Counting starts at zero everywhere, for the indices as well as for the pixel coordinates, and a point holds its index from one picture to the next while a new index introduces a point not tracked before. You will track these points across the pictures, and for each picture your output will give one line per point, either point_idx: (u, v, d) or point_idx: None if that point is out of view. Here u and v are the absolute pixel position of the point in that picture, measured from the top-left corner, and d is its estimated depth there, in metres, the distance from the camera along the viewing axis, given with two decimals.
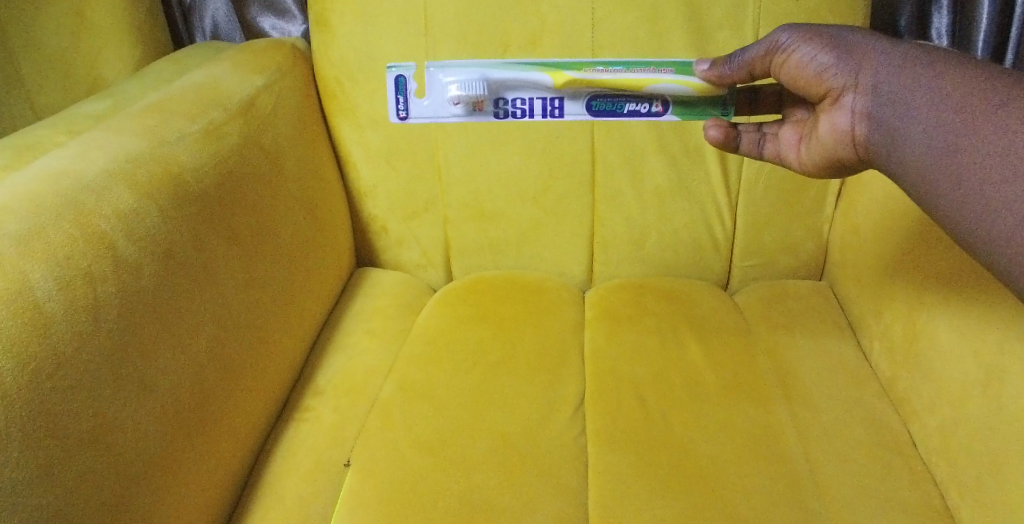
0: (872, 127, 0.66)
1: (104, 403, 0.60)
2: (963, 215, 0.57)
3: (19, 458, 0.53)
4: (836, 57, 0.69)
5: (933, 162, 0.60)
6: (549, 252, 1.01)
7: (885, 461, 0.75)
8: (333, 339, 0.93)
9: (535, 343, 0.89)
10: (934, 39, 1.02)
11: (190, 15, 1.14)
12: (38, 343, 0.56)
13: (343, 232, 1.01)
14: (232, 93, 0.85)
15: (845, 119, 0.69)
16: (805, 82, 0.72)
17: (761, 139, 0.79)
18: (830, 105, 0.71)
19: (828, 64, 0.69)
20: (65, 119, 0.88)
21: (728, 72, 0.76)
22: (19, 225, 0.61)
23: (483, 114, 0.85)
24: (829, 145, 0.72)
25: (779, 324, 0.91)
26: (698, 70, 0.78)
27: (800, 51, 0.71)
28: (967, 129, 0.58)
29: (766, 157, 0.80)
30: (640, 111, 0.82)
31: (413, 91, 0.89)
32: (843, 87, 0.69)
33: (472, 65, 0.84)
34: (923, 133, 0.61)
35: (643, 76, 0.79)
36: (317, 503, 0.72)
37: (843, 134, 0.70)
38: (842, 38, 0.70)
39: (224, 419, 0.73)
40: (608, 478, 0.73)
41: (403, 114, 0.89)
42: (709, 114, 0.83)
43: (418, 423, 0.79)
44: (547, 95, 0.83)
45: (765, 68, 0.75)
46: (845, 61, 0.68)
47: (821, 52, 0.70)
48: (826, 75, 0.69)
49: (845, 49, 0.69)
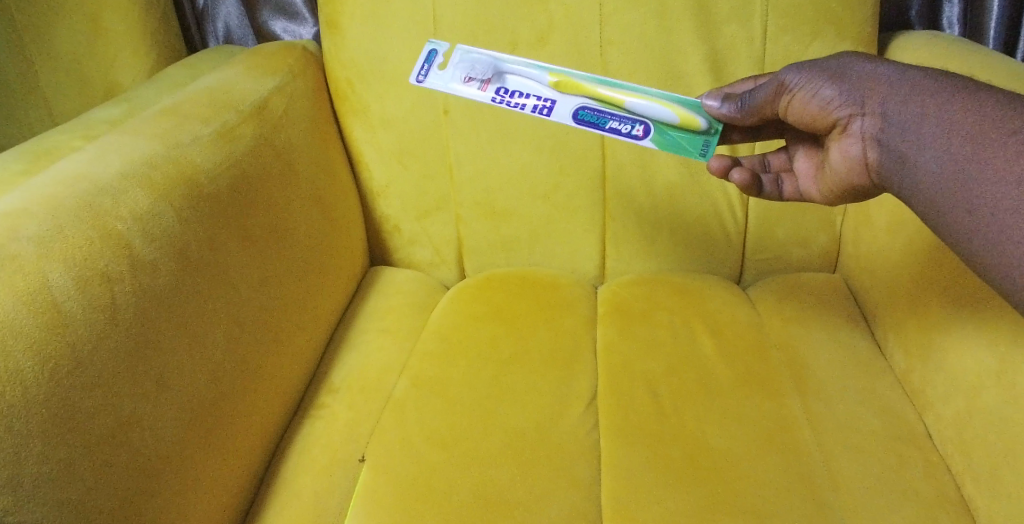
0: (883, 154, 0.66)
1: (124, 401, 0.61)
2: (978, 239, 0.58)
3: (40, 452, 0.55)
4: (841, 90, 0.69)
5: (945, 185, 0.60)
6: (560, 248, 1.01)
7: (900, 452, 0.75)
8: (347, 336, 0.94)
9: (546, 339, 0.89)
10: (945, 28, 1.01)
11: (204, 21, 1.15)
12: (57, 340, 0.58)
13: (356, 231, 1.01)
14: (245, 96, 0.86)
15: (857, 147, 0.69)
16: (811, 117, 0.72)
17: (778, 179, 0.81)
18: (840, 134, 0.71)
19: (833, 97, 0.69)
20: (83, 124, 0.90)
21: (740, 115, 0.76)
22: (39, 226, 0.62)
23: (483, 93, 0.81)
24: (844, 173, 0.72)
25: (792, 317, 0.91)
26: (708, 106, 0.77)
27: (804, 88, 0.71)
28: (978, 156, 0.58)
29: (786, 197, 0.81)
30: (620, 130, 0.78)
31: (439, 62, 0.86)
32: (850, 116, 0.68)
33: (492, 55, 0.84)
34: (933, 159, 0.61)
35: (631, 94, 0.79)
36: (333, 497, 0.73)
37: (856, 161, 0.70)
38: (847, 69, 0.69)
39: (242, 421, 0.74)
40: (621, 470, 0.73)
41: (421, 78, 0.86)
42: (684, 149, 0.78)
43: (431, 418, 0.79)
44: (543, 99, 0.80)
45: (774, 111, 0.75)
46: (849, 92, 0.68)
47: (824, 86, 0.70)
48: (832, 108, 0.69)
49: (849, 80, 0.69)
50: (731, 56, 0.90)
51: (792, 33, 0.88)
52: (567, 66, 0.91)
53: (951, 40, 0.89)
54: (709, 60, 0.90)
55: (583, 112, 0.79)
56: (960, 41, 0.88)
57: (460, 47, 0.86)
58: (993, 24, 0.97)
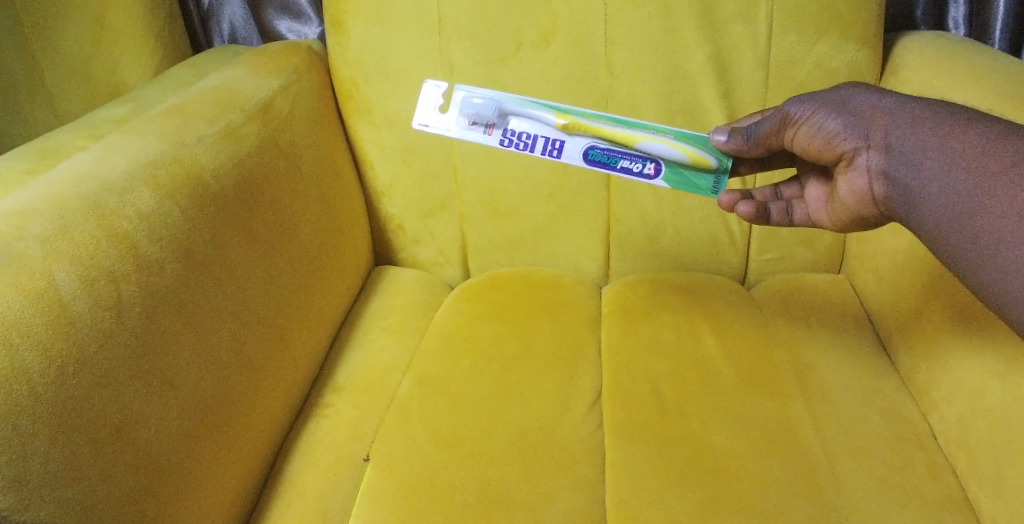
0: (889, 187, 0.68)
1: (131, 399, 0.62)
2: (984, 269, 0.60)
3: (47, 451, 0.55)
4: (845, 123, 0.71)
5: (949, 215, 0.63)
6: (565, 248, 1.01)
7: (905, 453, 0.74)
8: (352, 335, 0.94)
9: (550, 339, 0.89)
10: (950, 28, 1.00)
11: (208, 21, 1.15)
12: (62, 339, 0.58)
13: (361, 230, 1.01)
14: (250, 95, 0.87)
15: (862, 180, 0.71)
16: (816, 150, 0.73)
17: (789, 206, 0.81)
18: (845, 167, 0.72)
19: (838, 130, 0.71)
20: (88, 124, 0.90)
21: (746, 147, 0.78)
22: (45, 226, 0.63)
23: (491, 138, 0.85)
24: (851, 205, 0.74)
25: (796, 317, 0.91)
26: (715, 141, 0.80)
27: (809, 120, 0.73)
28: (980, 188, 0.61)
29: (797, 223, 0.81)
30: (631, 170, 0.82)
31: (440, 107, 0.90)
32: (855, 149, 0.70)
33: (496, 95, 0.87)
34: (935, 192, 0.64)
35: (640, 134, 0.82)
36: (337, 496, 0.74)
37: (863, 194, 0.71)
38: (848, 101, 0.71)
39: (248, 420, 0.75)
40: (625, 470, 0.73)
41: (424, 123, 0.90)
42: (697, 185, 0.83)
43: (435, 417, 0.80)
44: (552, 140, 0.84)
45: (778, 143, 0.76)
46: (854, 126, 0.70)
47: (829, 120, 0.72)
48: (837, 141, 0.71)
49: (852, 113, 0.70)
50: (735, 56, 0.90)
51: (798, 32, 0.88)
52: (571, 65, 0.91)
53: (956, 41, 0.88)
54: (714, 60, 0.89)
55: (593, 154, 0.83)
56: (965, 42, 0.88)
57: (458, 87, 0.89)
58: (999, 24, 0.97)
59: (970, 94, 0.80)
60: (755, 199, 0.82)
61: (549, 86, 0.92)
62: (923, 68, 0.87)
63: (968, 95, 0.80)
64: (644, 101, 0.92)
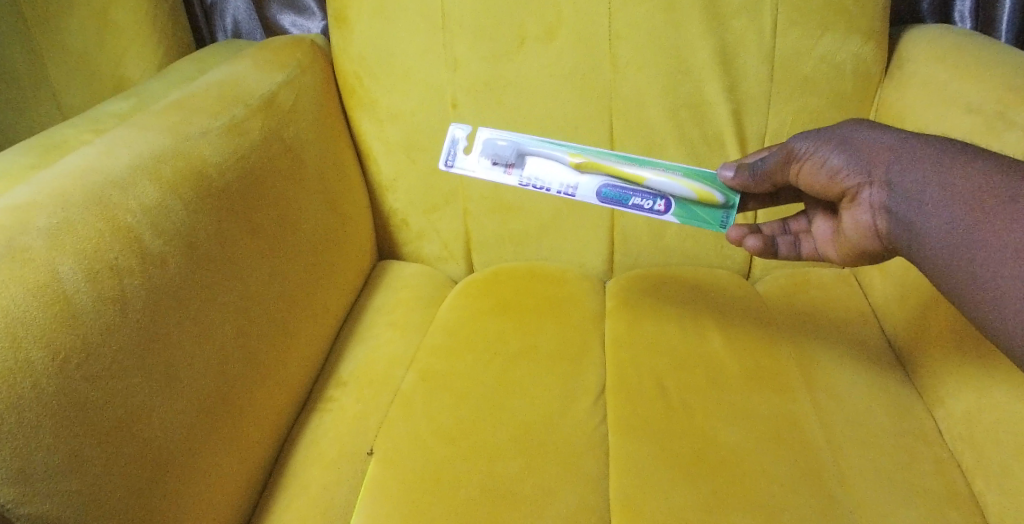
0: (891, 222, 0.69)
1: (135, 393, 0.62)
2: (983, 304, 0.61)
3: (50, 444, 0.55)
4: (848, 159, 0.71)
5: (948, 249, 0.63)
6: (569, 243, 1.01)
7: (910, 448, 0.74)
8: (355, 330, 0.94)
9: (554, 334, 0.89)
10: (956, 22, 1.00)
11: (212, 15, 1.15)
12: (67, 332, 0.58)
13: (365, 225, 1.01)
14: (253, 90, 0.87)
15: (866, 215, 0.72)
16: (821, 187, 0.74)
17: (796, 240, 0.83)
18: (849, 203, 0.73)
19: (841, 167, 0.72)
20: (92, 119, 0.90)
21: (752, 183, 0.78)
22: (49, 220, 0.62)
23: (510, 178, 0.85)
24: (857, 239, 0.75)
25: (802, 313, 0.90)
26: (724, 177, 0.79)
27: (812, 157, 0.74)
28: (979, 223, 0.61)
29: (805, 257, 0.83)
30: (643, 206, 0.81)
31: (464, 149, 0.89)
32: (858, 185, 0.71)
33: (514, 135, 0.87)
34: (935, 227, 0.64)
35: (653, 171, 0.82)
36: (341, 491, 0.74)
37: (867, 228, 0.72)
38: (851, 138, 0.72)
39: (252, 414, 0.75)
40: (629, 465, 0.73)
41: (449, 164, 0.89)
42: (708, 222, 0.81)
43: (439, 412, 0.79)
44: (565, 180, 0.84)
45: (784, 179, 0.77)
46: (856, 162, 0.71)
47: (832, 156, 0.72)
48: (840, 177, 0.72)
49: (854, 149, 0.71)
50: (740, 50, 0.89)
51: (803, 26, 0.87)
52: (575, 59, 0.91)
53: (963, 34, 0.88)
54: (719, 54, 0.89)
55: (603, 191, 0.83)
56: (972, 36, 0.88)
57: (484, 129, 0.89)
58: (1005, 18, 0.96)
59: (977, 87, 0.80)
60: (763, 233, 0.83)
61: (553, 81, 0.92)
62: (928, 60, 0.86)
63: (974, 88, 0.80)
64: (649, 95, 0.92)
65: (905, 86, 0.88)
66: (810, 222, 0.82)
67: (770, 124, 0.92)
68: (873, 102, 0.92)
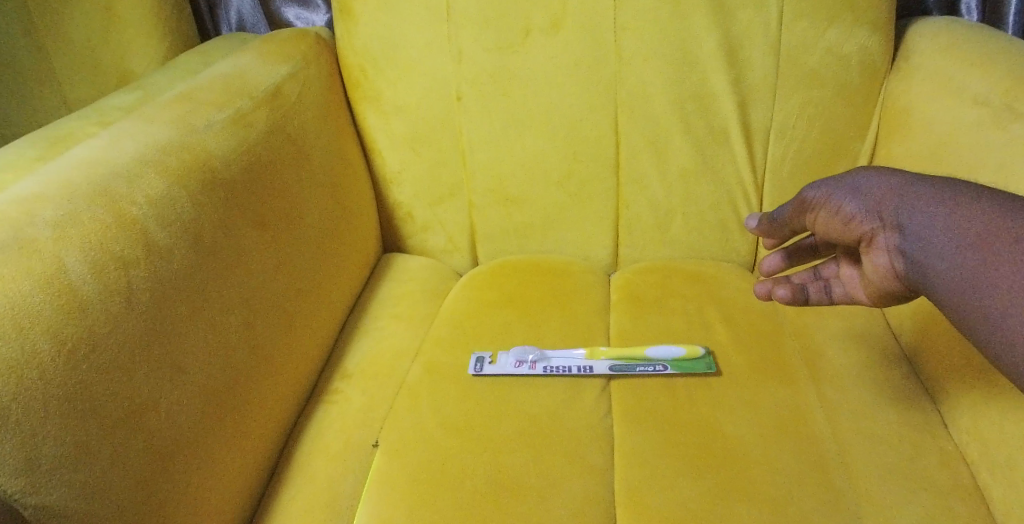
0: (910, 267, 0.66)
1: (141, 386, 0.62)
2: (1008, 350, 0.59)
3: (57, 434, 0.55)
4: (860, 205, 0.70)
5: (965, 294, 0.61)
6: (573, 235, 1.01)
7: (916, 440, 0.74)
8: (361, 322, 0.94)
9: (559, 326, 0.89)
10: (964, 14, 0.99)
11: (216, 8, 1.15)
12: (74, 322, 0.58)
13: (370, 218, 1.01)
14: (258, 83, 0.87)
15: (884, 259, 0.68)
16: (838, 231, 0.72)
17: (827, 284, 0.80)
18: (868, 247, 0.70)
19: (854, 213, 0.70)
20: (97, 111, 0.90)
21: (773, 230, 0.82)
22: (55, 212, 0.63)
23: None
24: (879, 283, 0.71)
25: (807, 306, 0.90)
26: (749, 225, 0.84)
27: (826, 204, 0.73)
28: (988, 264, 0.60)
29: (837, 301, 0.80)
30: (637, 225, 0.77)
31: None
32: (873, 230, 0.69)
33: None
34: (952, 272, 0.62)
35: None
36: (346, 482, 0.74)
37: (887, 272, 0.69)
38: (860, 183, 0.70)
39: (258, 406, 0.75)
40: (634, 456, 0.73)
41: None
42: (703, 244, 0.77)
43: (444, 404, 0.80)
44: None
45: (803, 225, 0.78)
46: (868, 207, 0.69)
47: (844, 201, 0.71)
48: (855, 224, 0.70)
49: (865, 195, 0.69)
50: (746, 42, 0.89)
51: (809, 17, 0.87)
52: (580, 52, 0.91)
53: (970, 26, 0.88)
54: (724, 45, 0.89)
55: None
56: (980, 27, 0.87)
57: None
58: (1014, 9, 0.96)
59: (982, 78, 0.79)
60: (793, 281, 0.83)
61: (558, 73, 0.92)
62: (934, 52, 0.86)
63: (980, 80, 0.79)
64: (654, 87, 0.92)
65: (912, 79, 0.87)
66: (838, 267, 0.79)
67: (776, 116, 0.92)
68: (880, 95, 0.91)
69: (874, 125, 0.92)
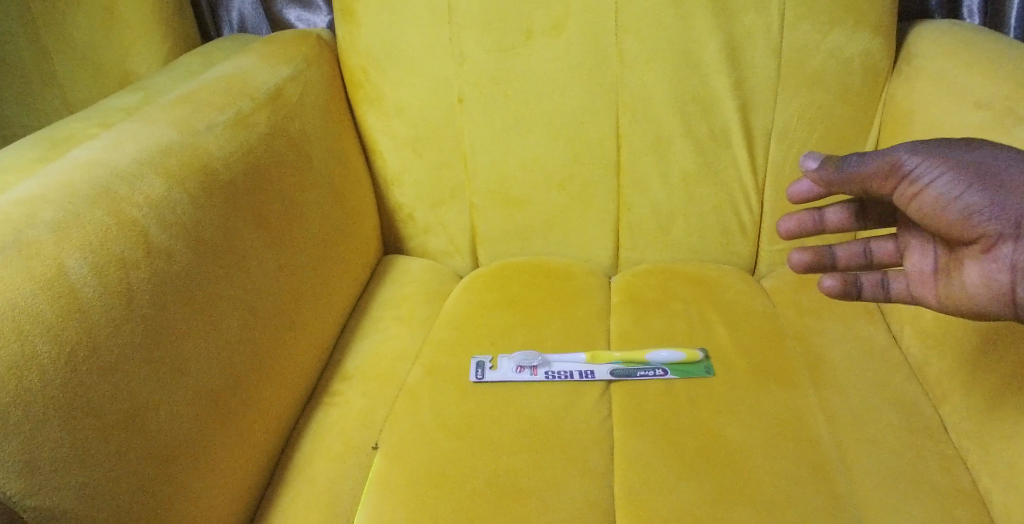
0: None
1: (141, 387, 0.62)
2: None
3: (57, 436, 0.55)
4: (991, 199, 0.60)
5: None
6: (574, 238, 1.01)
7: (916, 445, 0.74)
8: (361, 324, 0.94)
9: (559, 328, 0.89)
10: (966, 17, 0.99)
11: (218, 9, 1.15)
12: (73, 325, 0.58)
13: (371, 219, 1.01)
14: (260, 84, 0.87)
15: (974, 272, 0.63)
16: (943, 220, 0.62)
17: (886, 279, 0.71)
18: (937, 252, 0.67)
19: (980, 206, 0.60)
20: (98, 113, 0.90)
21: (836, 180, 0.69)
22: (56, 213, 0.63)
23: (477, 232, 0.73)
24: (971, 297, 0.64)
25: (808, 309, 0.90)
26: (805, 166, 0.72)
27: (937, 184, 0.62)
28: None
29: (894, 298, 0.71)
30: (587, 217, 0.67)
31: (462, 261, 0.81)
32: (998, 234, 0.60)
33: None
34: None
35: None
36: (345, 485, 0.73)
37: (989, 288, 0.62)
38: (987, 170, 0.61)
39: (258, 408, 0.75)
40: (634, 460, 0.73)
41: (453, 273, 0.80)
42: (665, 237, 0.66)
43: (444, 406, 0.80)
44: None
45: (883, 189, 0.66)
46: (1000, 202, 0.59)
47: (966, 188, 0.61)
48: (976, 220, 0.60)
49: (999, 188, 0.60)
50: (748, 44, 0.89)
51: (811, 20, 0.87)
52: (582, 54, 0.91)
53: (972, 29, 0.88)
54: (726, 48, 0.89)
55: None
56: (982, 31, 0.87)
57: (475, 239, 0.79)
58: (1016, 12, 0.96)
59: (985, 82, 0.79)
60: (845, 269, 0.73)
61: (560, 75, 0.92)
62: (936, 55, 0.86)
63: (981, 82, 0.79)
64: (655, 90, 0.92)
65: (913, 82, 0.87)
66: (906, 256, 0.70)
67: (777, 119, 0.92)
68: (881, 98, 0.91)
69: (876, 128, 0.92)
